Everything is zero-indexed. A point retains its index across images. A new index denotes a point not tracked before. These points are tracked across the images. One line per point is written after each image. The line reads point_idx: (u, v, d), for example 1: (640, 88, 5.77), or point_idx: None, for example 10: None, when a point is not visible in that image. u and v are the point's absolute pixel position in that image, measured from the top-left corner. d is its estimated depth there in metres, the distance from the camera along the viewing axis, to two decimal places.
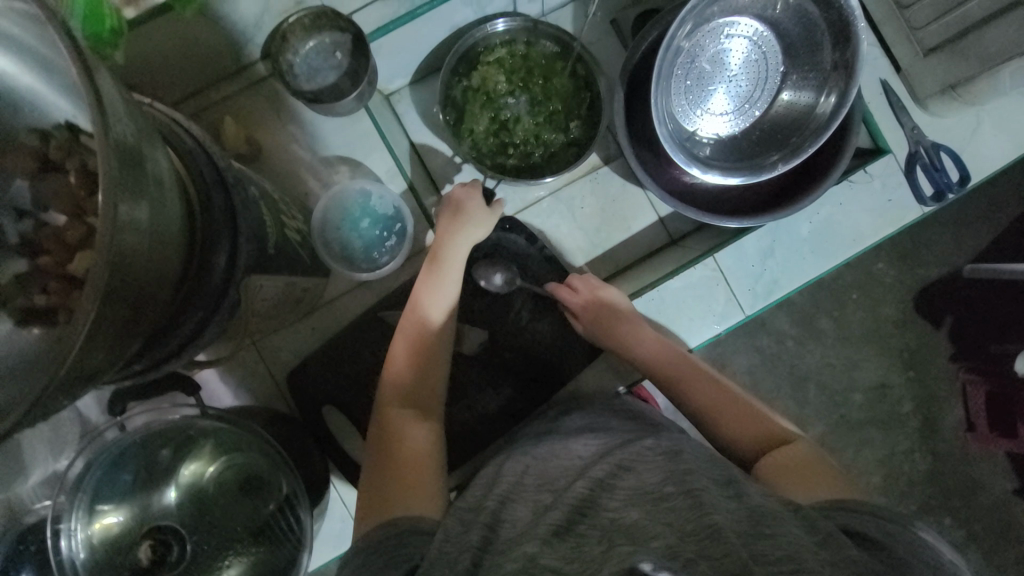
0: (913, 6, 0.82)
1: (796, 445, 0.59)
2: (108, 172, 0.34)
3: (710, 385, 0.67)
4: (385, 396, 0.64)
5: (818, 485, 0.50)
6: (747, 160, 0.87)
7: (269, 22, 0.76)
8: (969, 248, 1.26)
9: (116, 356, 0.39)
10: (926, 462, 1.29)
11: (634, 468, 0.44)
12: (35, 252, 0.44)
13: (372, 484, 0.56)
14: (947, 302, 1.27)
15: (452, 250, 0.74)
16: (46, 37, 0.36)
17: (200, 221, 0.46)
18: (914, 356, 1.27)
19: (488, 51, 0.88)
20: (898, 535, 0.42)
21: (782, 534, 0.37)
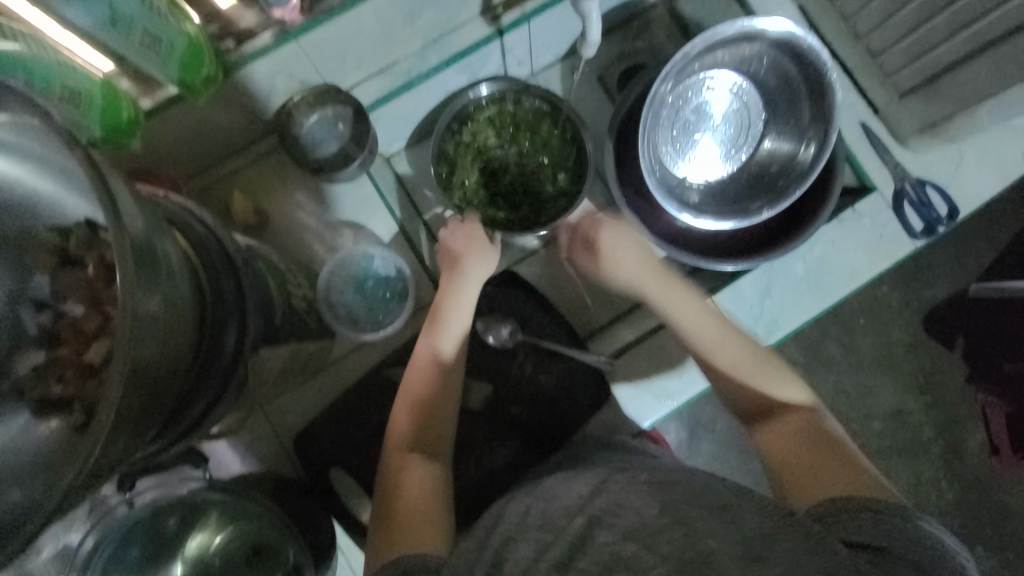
0: (884, 52, 0.85)
1: (805, 416, 0.67)
2: (125, 271, 0.36)
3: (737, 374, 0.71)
4: (394, 435, 0.66)
5: (823, 476, 0.58)
6: (736, 203, 0.90)
7: (275, 101, 0.79)
8: (970, 270, 1.33)
9: (130, 444, 0.40)
10: (955, 490, 1.33)
11: (629, 505, 0.46)
12: (53, 342, 0.47)
13: (383, 524, 0.59)
14: (954, 325, 1.34)
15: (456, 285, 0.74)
16: (56, 148, 0.38)
17: (211, 305, 0.48)
18: (927, 380, 1.34)
19: (481, 113, 0.93)
20: (895, 529, 0.51)
21: (777, 552, 0.41)
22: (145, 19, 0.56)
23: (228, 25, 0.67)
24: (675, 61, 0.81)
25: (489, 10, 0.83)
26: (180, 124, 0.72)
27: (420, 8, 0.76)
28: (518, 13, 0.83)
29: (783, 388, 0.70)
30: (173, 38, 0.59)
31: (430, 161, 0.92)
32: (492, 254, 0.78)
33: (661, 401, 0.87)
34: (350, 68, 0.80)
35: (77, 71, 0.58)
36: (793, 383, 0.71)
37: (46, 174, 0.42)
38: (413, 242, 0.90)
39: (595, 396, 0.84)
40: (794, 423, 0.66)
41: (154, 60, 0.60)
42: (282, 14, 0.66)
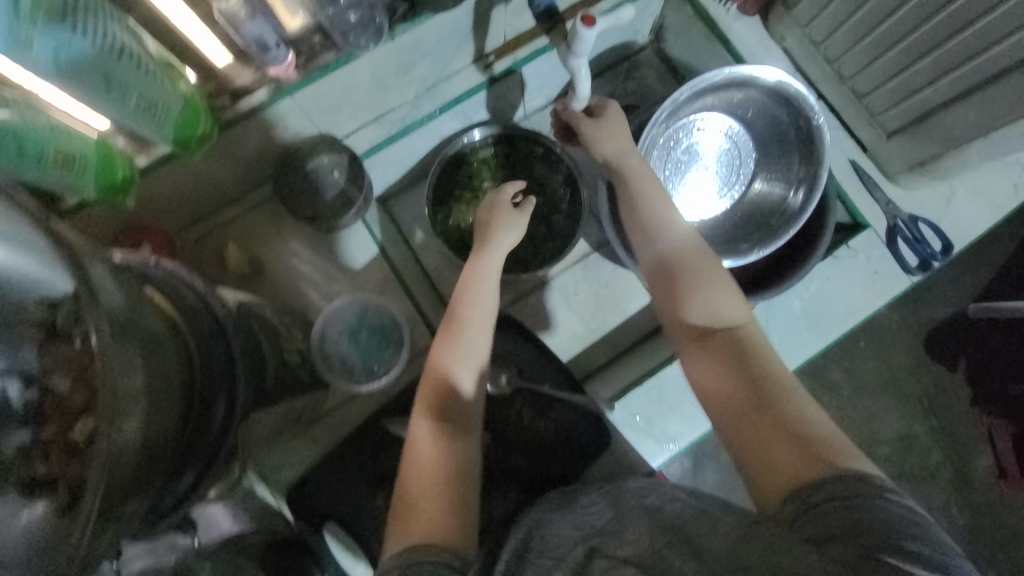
0: (869, 94, 0.86)
1: (740, 338, 0.62)
2: (105, 357, 0.35)
3: (702, 348, 0.63)
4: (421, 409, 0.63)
5: (787, 455, 0.53)
6: (729, 241, 0.90)
7: (271, 152, 0.80)
8: (966, 290, 1.33)
9: (113, 532, 0.39)
10: (967, 517, 1.31)
11: (631, 537, 0.49)
12: (38, 421, 0.47)
13: (405, 507, 0.56)
14: (958, 346, 1.33)
15: (482, 268, 0.73)
16: (30, 229, 0.37)
17: (198, 375, 0.48)
18: (933, 403, 1.33)
19: (474, 156, 0.94)
20: (865, 517, 0.46)
21: (754, 557, 0.44)
22: (142, 84, 0.56)
23: (223, 83, 0.68)
24: (663, 106, 0.83)
25: (481, 59, 0.85)
26: (176, 182, 0.73)
27: (414, 61, 0.77)
28: (509, 61, 0.86)
29: (721, 308, 0.65)
30: (169, 100, 0.60)
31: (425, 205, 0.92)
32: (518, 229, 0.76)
33: (663, 444, 0.86)
34: (344, 118, 0.81)
35: (71, 135, 0.57)
36: (734, 298, 0.66)
37: (19, 253, 0.41)
38: (408, 287, 0.90)
39: (595, 442, 0.82)
40: (735, 360, 0.60)
41: (149, 122, 0.60)
42: (276, 72, 0.66)
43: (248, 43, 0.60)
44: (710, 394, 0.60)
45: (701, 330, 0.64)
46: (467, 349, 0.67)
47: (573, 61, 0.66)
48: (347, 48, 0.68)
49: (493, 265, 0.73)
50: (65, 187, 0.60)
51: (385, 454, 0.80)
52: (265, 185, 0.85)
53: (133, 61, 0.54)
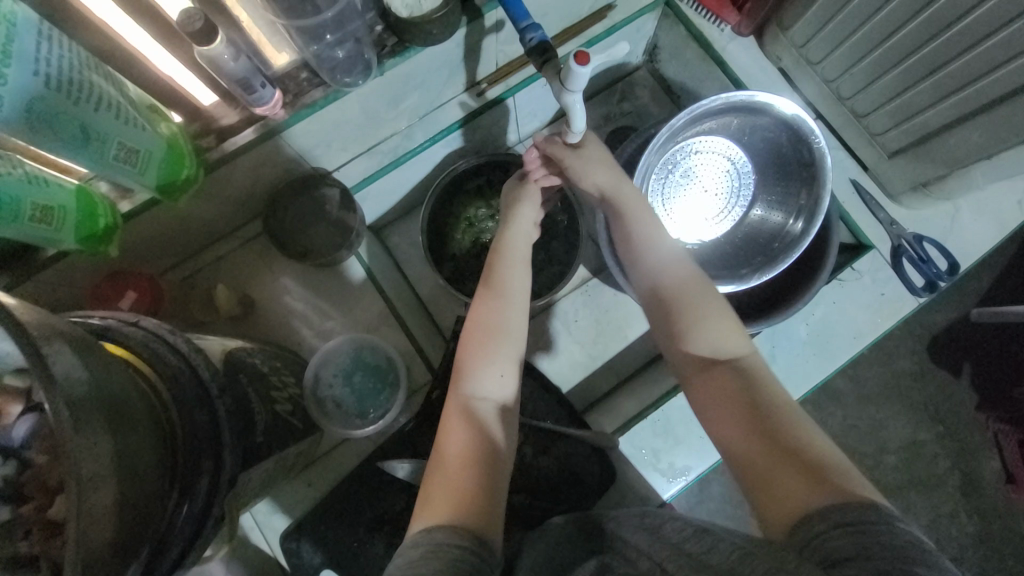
0: (869, 114, 0.85)
1: (744, 370, 0.60)
2: (78, 447, 0.32)
3: (706, 375, 0.61)
4: (454, 381, 0.62)
5: (794, 484, 0.50)
6: (729, 266, 0.88)
7: (260, 190, 0.78)
8: (968, 294, 1.30)
9: None
10: (975, 524, 1.29)
11: (638, 556, 0.51)
12: (18, 497, 0.43)
13: (432, 483, 0.55)
14: (963, 352, 1.31)
15: (511, 247, 0.72)
16: None
17: (180, 446, 0.45)
18: (940, 410, 1.31)
19: (468, 183, 0.93)
20: (874, 543, 0.42)
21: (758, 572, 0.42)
22: (121, 133, 0.54)
23: (208, 123, 0.65)
24: (661, 132, 0.80)
25: (473, 86, 0.83)
26: (162, 224, 0.71)
27: (406, 92, 0.75)
28: (501, 87, 0.84)
29: (720, 339, 0.63)
30: (151, 146, 0.57)
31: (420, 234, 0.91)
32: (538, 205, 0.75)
33: (672, 477, 0.83)
34: (336, 151, 0.79)
35: (48, 184, 0.54)
36: (733, 328, 0.63)
37: None
38: (404, 320, 0.88)
39: (599, 477, 0.81)
40: (738, 388, 0.58)
41: (129, 170, 0.57)
42: (263, 111, 0.64)
43: (232, 85, 0.58)
44: (714, 425, 0.58)
45: (706, 360, 0.62)
46: (500, 323, 0.65)
47: (566, 96, 0.65)
48: (336, 85, 0.66)
49: (520, 245, 0.73)
50: (43, 240, 0.58)
51: (380, 494, 0.79)
52: (256, 220, 0.83)
53: (111, 109, 0.52)
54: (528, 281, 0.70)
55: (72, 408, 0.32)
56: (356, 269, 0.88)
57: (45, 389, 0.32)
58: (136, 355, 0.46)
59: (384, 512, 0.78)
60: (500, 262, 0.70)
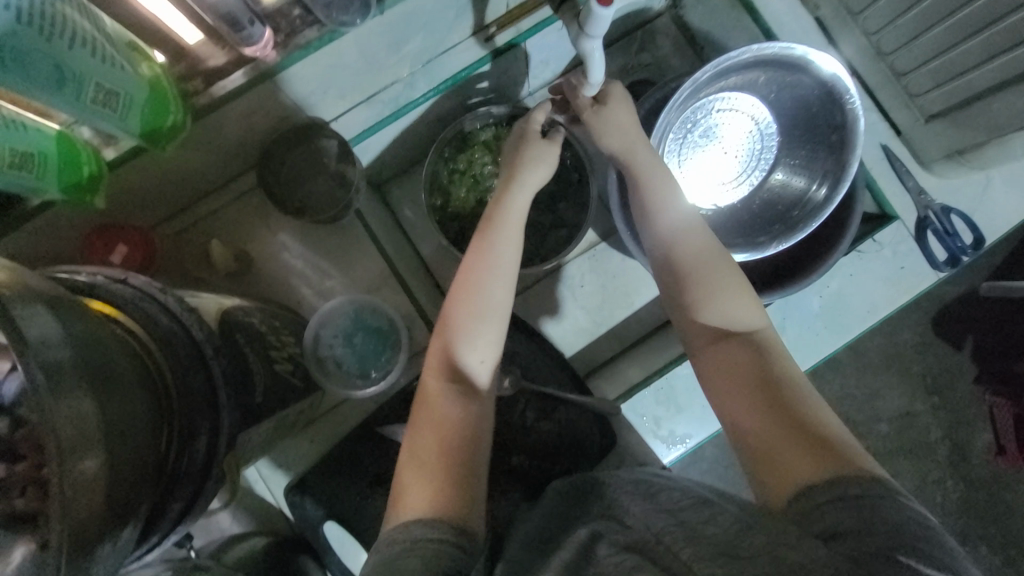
0: (909, 73, 0.79)
1: (757, 345, 0.58)
2: (59, 412, 0.31)
3: (722, 347, 0.59)
4: (429, 365, 0.59)
5: (797, 457, 0.50)
6: (745, 233, 0.84)
7: (254, 139, 0.74)
8: (982, 266, 1.27)
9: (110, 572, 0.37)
10: (960, 491, 1.31)
11: (633, 523, 0.48)
12: (15, 454, 0.42)
13: (410, 473, 0.54)
14: (968, 324, 1.29)
15: (505, 211, 0.65)
16: None
17: (175, 408, 0.44)
18: (938, 381, 1.31)
19: (473, 137, 0.87)
20: (875, 516, 0.43)
21: (755, 548, 0.41)
22: (99, 72, 0.49)
23: (195, 64, 0.60)
24: (683, 87, 0.75)
25: (481, 30, 0.76)
26: (150, 175, 0.68)
27: (407, 35, 0.69)
28: (512, 32, 0.77)
29: (733, 311, 0.60)
30: (134, 88, 0.53)
31: (423, 191, 0.87)
32: (549, 156, 0.70)
33: (672, 444, 0.84)
34: (333, 99, 0.74)
35: (26, 129, 0.50)
36: (746, 302, 0.61)
37: None
38: (406, 282, 0.85)
39: (600, 441, 0.81)
40: (750, 362, 0.57)
41: (110, 114, 0.53)
42: (252, 52, 0.58)
43: (218, 22, 0.53)
44: (720, 400, 0.57)
45: (719, 332, 0.60)
46: (484, 302, 0.60)
47: (585, 43, 0.60)
48: (331, 25, 0.60)
49: (518, 206, 0.66)
50: (24, 188, 0.54)
51: (384, 453, 0.79)
52: (250, 171, 0.79)
53: (87, 45, 0.47)
54: (518, 251, 0.64)
55: (49, 372, 0.31)
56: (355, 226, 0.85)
57: (19, 352, 0.30)
58: (123, 314, 0.44)
59: (386, 470, 0.79)
60: (488, 232, 0.64)
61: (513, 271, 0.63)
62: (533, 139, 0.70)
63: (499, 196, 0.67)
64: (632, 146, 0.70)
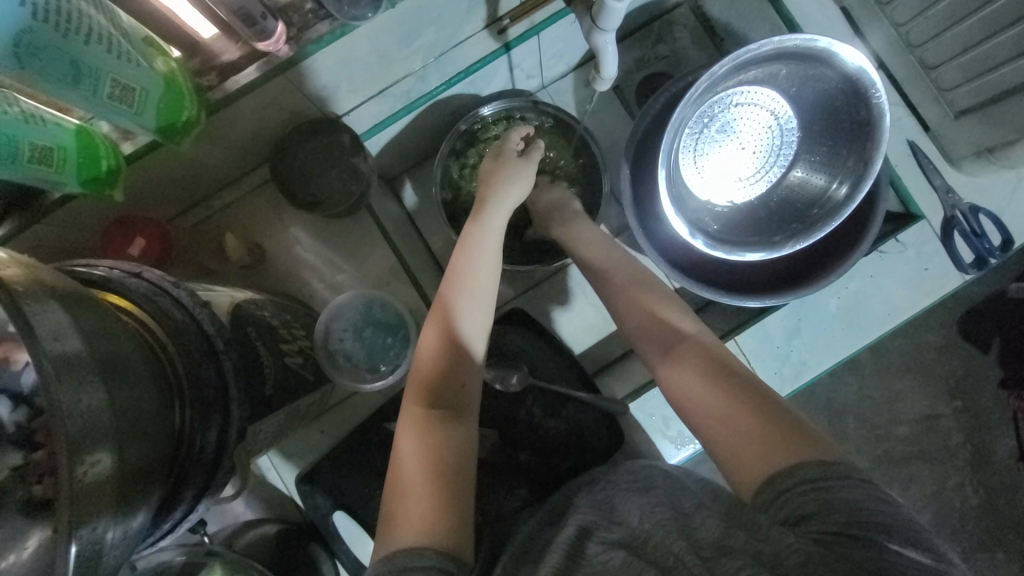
0: (939, 67, 0.77)
1: (704, 346, 0.59)
2: (68, 407, 0.31)
3: (673, 353, 0.59)
4: (410, 393, 0.60)
5: (758, 447, 0.50)
6: (762, 231, 0.82)
7: (267, 133, 0.74)
8: (1011, 267, 1.22)
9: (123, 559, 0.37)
10: (981, 497, 1.28)
11: (624, 519, 0.47)
12: (34, 442, 0.44)
13: (395, 505, 0.53)
14: (994, 327, 1.24)
15: (480, 239, 0.67)
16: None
17: (186, 402, 0.44)
18: (960, 385, 1.27)
19: (485, 131, 0.87)
20: (836, 497, 0.44)
21: (740, 540, 0.42)
22: (114, 67, 0.50)
23: (208, 59, 0.60)
24: (699, 82, 0.73)
25: (495, 23, 0.75)
26: (163, 170, 0.69)
27: (418, 29, 0.69)
28: (525, 26, 0.76)
29: (671, 319, 0.62)
30: (149, 84, 0.54)
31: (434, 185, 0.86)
32: (523, 180, 0.72)
33: (680, 444, 0.84)
34: (345, 93, 0.74)
35: (45, 123, 0.52)
36: (679, 311, 0.63)
37: None
38: (415, 277, 0.86)
39: (608, 440, 0.80)
40: (697, 365, 0.57)
41: (127, 111, 0.54)
42: (265, 46, 0.58)
43: (230, 17, 0.53)
44: (683, 405, 0.56)
45: (667, 343, 0.60)
46: (464, 328, 0.62)
47: (597, 36, 0.60)
48: (343, 19, 0.60)
49: (494, 231, 0.68)
50: (46, 182, 0.56)
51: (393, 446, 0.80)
52: (263, 165, 0.80)
53: (102, 41, 0.48)
54: (495, 276, 0.66)
55: (62, 366, 0.31)
56: (365, 218, 0.85)
57: (31, 348, 0.30)
58: (136, 308, 0.45)
59: None
60: (463, 261, 0.65)
61: (492, 295, 0.65)
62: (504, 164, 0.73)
63: (473, 222, 0.69)
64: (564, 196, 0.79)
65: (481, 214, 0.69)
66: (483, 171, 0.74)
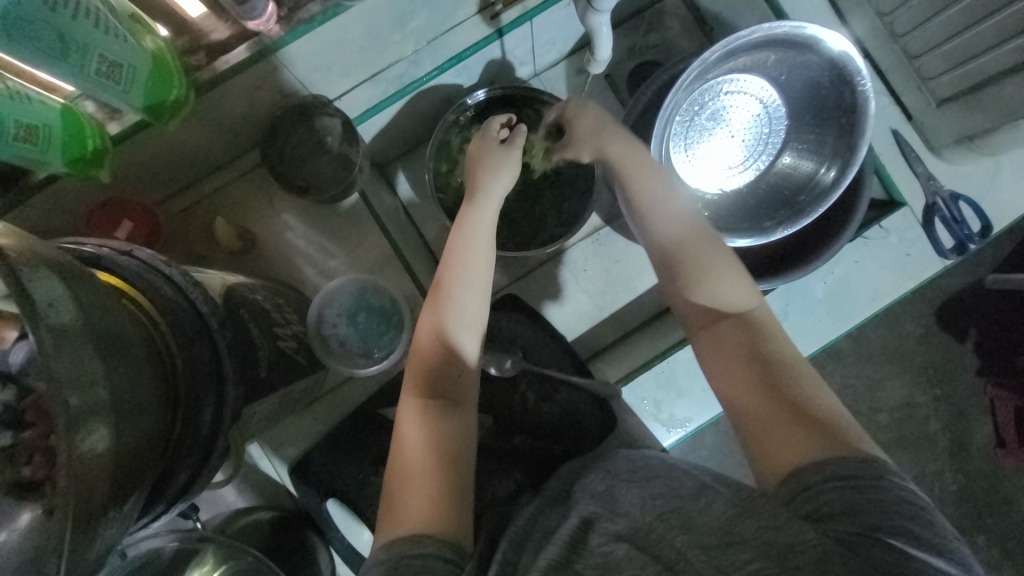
0: (922, 56, 0.78)
1: (749, 325, 0.57)
2: (63, 378, 0.31)
3: (714, 327, 0.58)
4: (409, 383, 0.60)
5: (792, 436, 0.49)
6: (752, 218, 0.83)
7: (258, 117, 0.73)
8: (987, 258, 1.26)
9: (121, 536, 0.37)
10: (958, 482, 1.32)
11: (625, 510, 0.49)
12: (22, 422, 0.43)
13: (395, 493, 0.54)
14: (972, 316, 1.28)
15: (474, 228, 0.67)
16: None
17: (180, 381, 0.44)
18: (939, 373, 1.31)
19: (478, 117, 0.87)
20: (866, 498, 0.44)
21: (748, 531, 0.44)
22: (101, 43, 0.48)
23: (197, 38, 0.59)
24: (691, 68, 0.73)
25: (487, 8, 0.75)
26: (151, 152, 0.67)
27: (412, 11, 0.68)
28: (519, 11, 0.76)
29: (724, 292, 0.60)
30: (135, 60, 0.52)
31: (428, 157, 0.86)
32: (512, 166, 0.72)
33: (671, 427, 0.85)
34: (337, 77, 0.73)
35: (31, 101, 0.50)
36: (740, 283, 0.61)
37: None
38: (408, 264, 0.86)
39: (600, 425, 0.80)
40: (741, 345, 0.56)
41: (115, 88, 0.53)
42: (255, 25, 0.57)
43: None
44: (717, 379, 0.56)
45: (710, 314, 0.59)
46: (461, 317, 0.62)
47: (592, 17, 0.61)
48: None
49: (487, 219, 0.68)
50: (30, 162, 0.54)
51: (386, 433, 0.80)
52: (254, 150, 0.79)
53: (88, 15, 0.46)
54: (490, 263, 0.66)
55: (59, 339, 0.31)
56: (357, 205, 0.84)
57: (29, 317, 0.30)
58: (129, 286, 0.45)
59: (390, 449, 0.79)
60: (458, 249, 0.65)
61: (488, 283, 0.65)
62: (491, 149, 0.72)
63: (466, 211, 0.69)
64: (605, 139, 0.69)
65: (472, 205, 0.69)
66: (473, 155, 0.73)
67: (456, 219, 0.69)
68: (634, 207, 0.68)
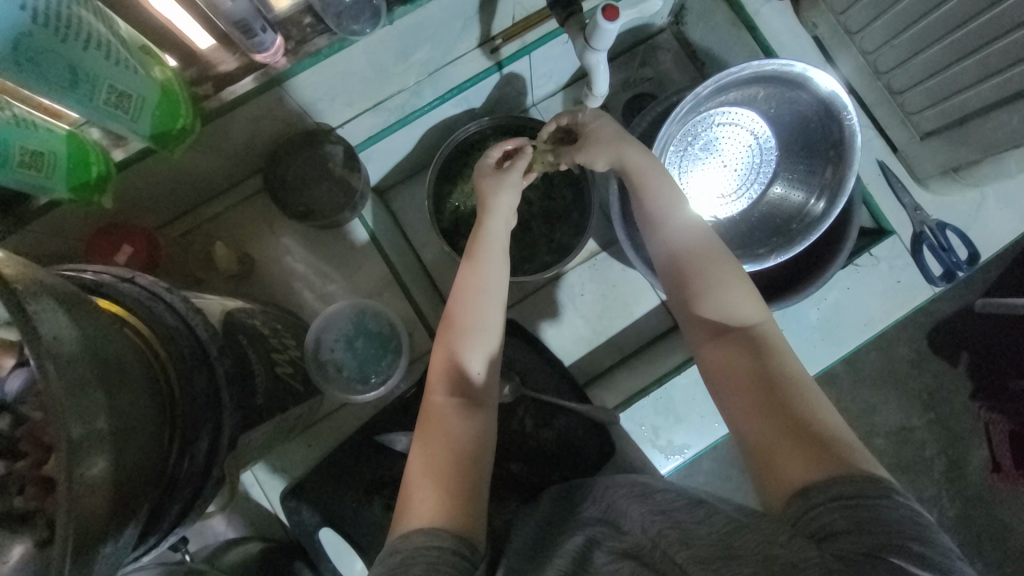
0: (905, 91, 0.81)
1: (756, 340, 0.58)
2: (63, 405, 0.30)
3: (725, 339, 0.59)
4: (430, 383, 0.60)
5: (795, 457, 0.49)
6: (746, 245, 0.85)
7: (260, 144, 0.75)
8: (976, 283, 1.28)
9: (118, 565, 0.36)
10: (957, 508, 1.31)
11: (630, 530, 0.51)
12: (13, 453, 0.42)
13: (412, 488, 0.54)
14: (965, 341, 1.30)
15: (487, 241, 0.67)
16: None
17: (178, 408, 0.44)
18: (934, 397, 1.31)
19: (478, 146, 0.89)
20: (870, 517, 0.42)
21: (748, 546, 0.43)
22: (111, 74, 0.50)
23: (206, 69, 0.61)
24: (685, 102, 0.76)
25: (487, 43, 0.79)
26: (153, 177, 0.68)
27: (416, 45, 0.71)
28: (518, 45, 0.79)
29: (733, 306, 0.60)
30: (144, 90, 0.53)
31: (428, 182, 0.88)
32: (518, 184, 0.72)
33: (669, 454, 0.84)
34: (339, 106, 0.75)
35: (36, 128, 0.51)
36: (748, 297, 0.61)
37: None
38: (408, 289, 0.86)
39: (598, 452, 0.81)
40: (748, 359, 0.57)
41: (123, 116, 0.54)
42: (263, 59, 0.59)
43: (229, 28, 0.53)
44: (727, 391, 0.56)
45: (716, 328, 0.60)
46: (476, 321, 0.62)
47: (589, 55, 0.63)
48: (341, 33, 0.60)
49: (499, 235, 0.68)
50: (32, 187, 0.55)
51: (379, 459, 0.78)
52: (255, 175, 0.80)
53: (100, 48, 0.48)
54: (506, 278, 0.67)
55: (59, 369, 0.31)
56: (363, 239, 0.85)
57: (31, 349, 0.30)
58: (128, 312, 0.45)
59: (383, 476, 0.78)
60: (472, 260, 0.65)
61: (505, 298, 0.65)
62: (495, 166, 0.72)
63: (479, 224, 0.69)
64: (622, 149, 0.70)
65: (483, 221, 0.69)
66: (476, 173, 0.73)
67: (471, 230, 0.70)
68: (643, 223, 0.69)
